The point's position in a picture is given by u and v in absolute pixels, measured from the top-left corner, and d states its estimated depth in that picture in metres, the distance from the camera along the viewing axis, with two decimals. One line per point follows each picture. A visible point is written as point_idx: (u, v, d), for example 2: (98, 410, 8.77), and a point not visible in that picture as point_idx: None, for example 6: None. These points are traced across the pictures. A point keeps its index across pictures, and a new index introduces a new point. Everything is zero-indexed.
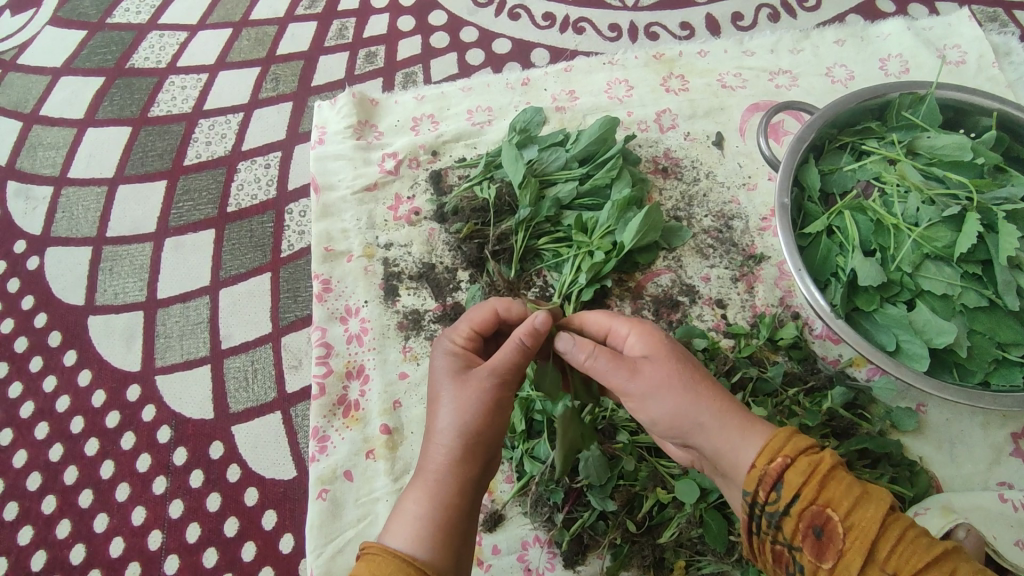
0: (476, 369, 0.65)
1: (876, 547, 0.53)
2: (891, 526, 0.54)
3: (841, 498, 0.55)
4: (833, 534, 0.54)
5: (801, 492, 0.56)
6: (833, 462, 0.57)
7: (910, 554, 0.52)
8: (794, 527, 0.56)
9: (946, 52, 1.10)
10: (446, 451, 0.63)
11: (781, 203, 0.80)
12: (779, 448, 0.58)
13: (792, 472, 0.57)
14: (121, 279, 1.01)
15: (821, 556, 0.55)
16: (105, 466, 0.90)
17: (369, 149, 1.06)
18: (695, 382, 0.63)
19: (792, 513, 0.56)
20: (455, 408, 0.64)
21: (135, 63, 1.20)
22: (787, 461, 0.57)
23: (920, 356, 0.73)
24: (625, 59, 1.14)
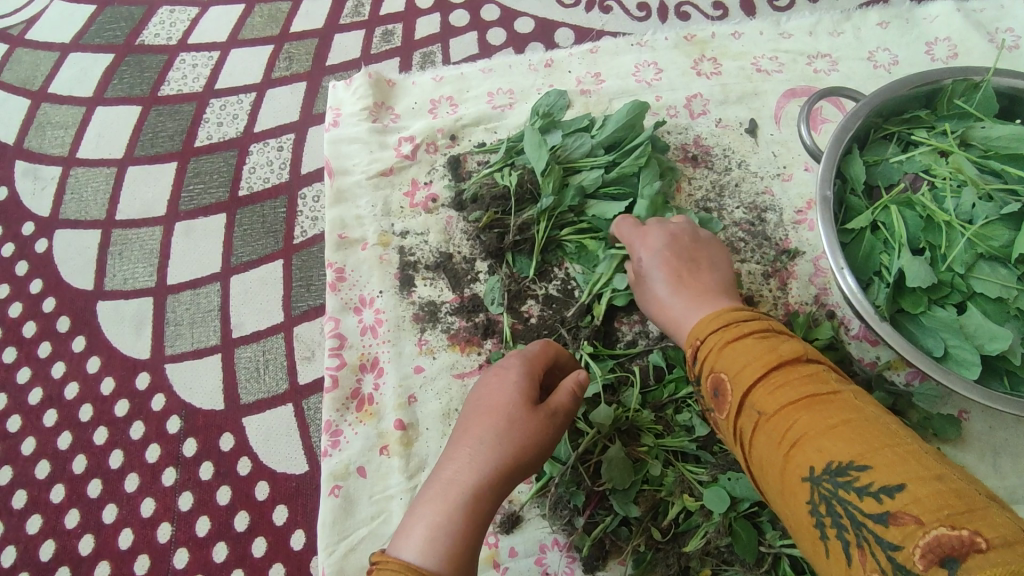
0: (554, 413, 0.65)
1: (752, 394, 0.58)
2: (770, 378, 0.57)
3: (732, 360, 0.61)
4: (724, 391, 0.61)
5: (706, 359, 0.64)
6: (732, 335, 0.62)
7: (780, 398, 0.56)
8: (707, 391, 0.64)
9: (999, 36, 1.03)
10: (502, 484, 0.61)
11: (823, 196, 0.75)
12: (699, 333, 0.67)
13: (703, 348, 0.65)
14: (131, 264, 0.99)
15: (721, 408, 0.62)
16: (114, 455, 0.88)
17: (385, 132, 1.02)
18: (679, 289, 0.75)
19: (703, 380, 0.64)
20: (521, 442, 0.62)
21: (145, 39, 1.16)
22: (698, 342, 0.66)
23: (970, 363, 0.68)
24: (654, 40, 1.08)
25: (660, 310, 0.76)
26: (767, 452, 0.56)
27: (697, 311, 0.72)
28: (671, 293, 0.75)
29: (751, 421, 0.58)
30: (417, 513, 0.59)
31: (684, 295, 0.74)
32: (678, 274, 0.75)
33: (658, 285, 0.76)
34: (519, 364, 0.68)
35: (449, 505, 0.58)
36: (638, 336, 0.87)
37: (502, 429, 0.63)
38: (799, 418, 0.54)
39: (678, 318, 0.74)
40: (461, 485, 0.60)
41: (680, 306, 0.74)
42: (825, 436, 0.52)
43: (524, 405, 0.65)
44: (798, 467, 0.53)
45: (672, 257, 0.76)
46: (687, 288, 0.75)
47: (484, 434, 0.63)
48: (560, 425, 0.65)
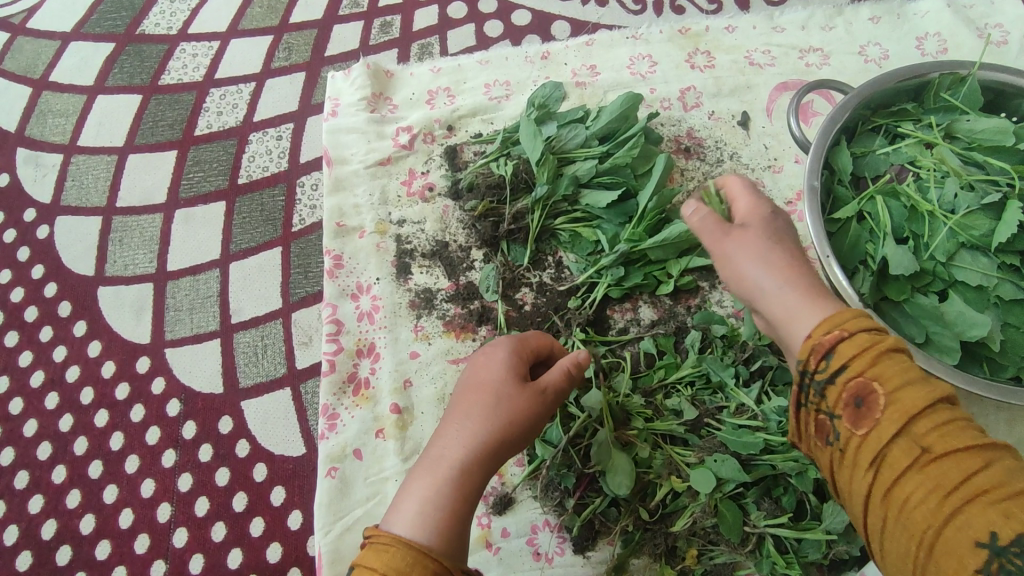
0: (544, 389, 0.66)
1: (915, 424, 0.50)
2: (936, 414, 0.50)
3: (894, 371, 0.51)
4: (873, 405, 0.51)
5: (853, 359, 0.52)
6: (889, 345, 0.53)
7: (952, 438, 0.49)
8: (837, 397, 0.53)
9: (988, 32, 1.05)
10: (490, 460, 0.63)
11: (811, 186, 0.76)
12: (839, 323, 0.54)
13: (848, 343, 0.53)
14: (131, 250, 1.00)
15: (858, 423, 0.52)
16: (115, 437, 0.89)
17: (383, 122, 1.04)
18: (789, 267, 0.60)
19: (837, 382, 0.53)
20: (507, 416, 0.64)
21: (146, 29, 1.18)
22: (841, 334, 0.54)
23: (952, 350, 0.70)
24: (649, 33, 1.10)
25: (754, 288, 0.61)
26: (918, 497, 0.49)
27: (803, 291, 0.59)
28: (759, 259, 0.61)
29: (907, 454, 0.50)
30: (408, 490, 0.61)
31: (787, 276, 0.60)
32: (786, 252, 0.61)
33: (765, 260, 0.61)
34: (507, 345, 0.70)
35: (436, 480, 0.60)
36: (630, 324, 0.89)
37: (488, 405, 0.64)
38: (976, 470, 0.48)
39: (781, 296, 0.59)
40: (447, 461, 0.61)
41: (769, 274, 0.60)
42: (1014, 500, 0.46)
43: (510, 382, 0.66)
44: (969, 529, 0.46)
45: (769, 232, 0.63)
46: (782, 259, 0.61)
47: (471, 411, 0.65)
48: (549, 401, 0.67)
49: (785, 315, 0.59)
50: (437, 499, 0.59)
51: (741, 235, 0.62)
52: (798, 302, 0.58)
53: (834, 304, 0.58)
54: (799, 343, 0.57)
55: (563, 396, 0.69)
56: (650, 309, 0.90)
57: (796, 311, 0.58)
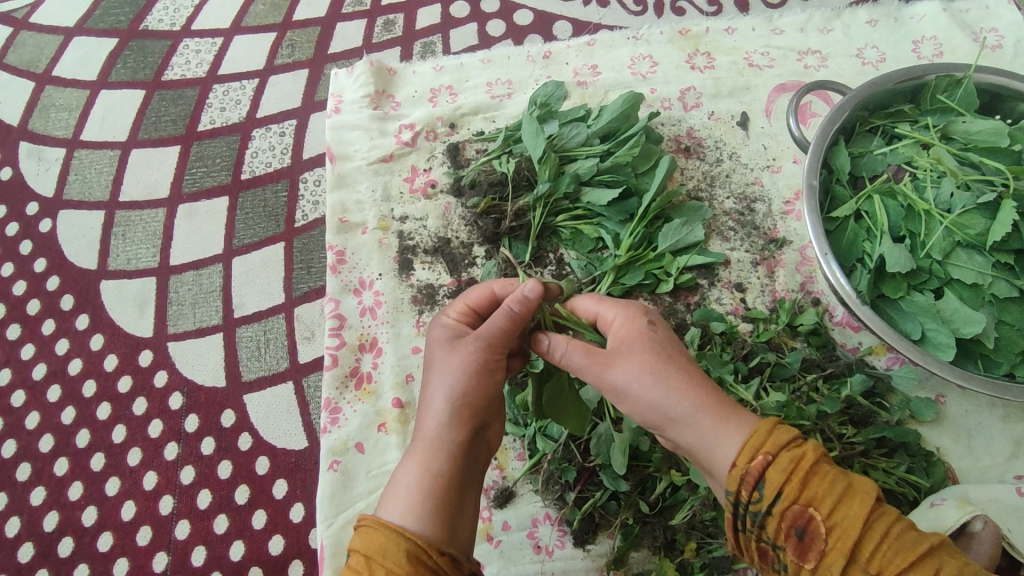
0: (477, 337, 0.63)
1: (861, 551, 0.50)
2: (875, 530, 0.50)
3: (822, 495, 0.51)
4: (815, 535, 0.51)
5: (782, 488, 0.52)
6: (802, 462, 0.53)
7: (897, 557, 0.49)
8: (774, 528, 0.53)
9: (983, 36, 1.07)
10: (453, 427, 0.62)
11: (810, 186, 0.78)
12: (760, 445, 0.54)
13: (772, 469, 0.53)
14: (134, 244, 1.00)
15: (804, 556, 0.52)
16: (117, 430, 0.90)
17: (386, 119, 1.04)
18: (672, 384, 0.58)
19: (773, 513, 0.53)
20: (453, 379, 0.63)
21: (149, 25, 1.18)
22: (766, 459, 0.53)
23: (948, 346, 0.71)
24: (650, 34, 1.11)
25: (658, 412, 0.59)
26: None
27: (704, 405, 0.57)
28: (650, 381, 0.58)
29: None
30: (395, 477, 0.62)
31: (685, 386, 0.58)
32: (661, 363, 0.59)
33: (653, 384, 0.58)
34: (443, 316, 0.70)
35: (411, 461, 0.62)
36: None
37: (437, 377, 0.64)
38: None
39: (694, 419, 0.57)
40: (419, 441, 0.63)
41: (665, 393, 0.58)
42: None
43: (450, 348, 0.65)
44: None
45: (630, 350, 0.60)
46: (651, 363, 0.59)
47: (427, 388, 0.65)
48: (492, 345, 0.63)
49: (698, 437, 0.57)
50: (415, 480, 0.60)
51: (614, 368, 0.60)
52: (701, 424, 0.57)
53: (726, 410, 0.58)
54: (725, 471, 0.56)
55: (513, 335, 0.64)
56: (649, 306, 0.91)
57: (715, 433, 0.56)
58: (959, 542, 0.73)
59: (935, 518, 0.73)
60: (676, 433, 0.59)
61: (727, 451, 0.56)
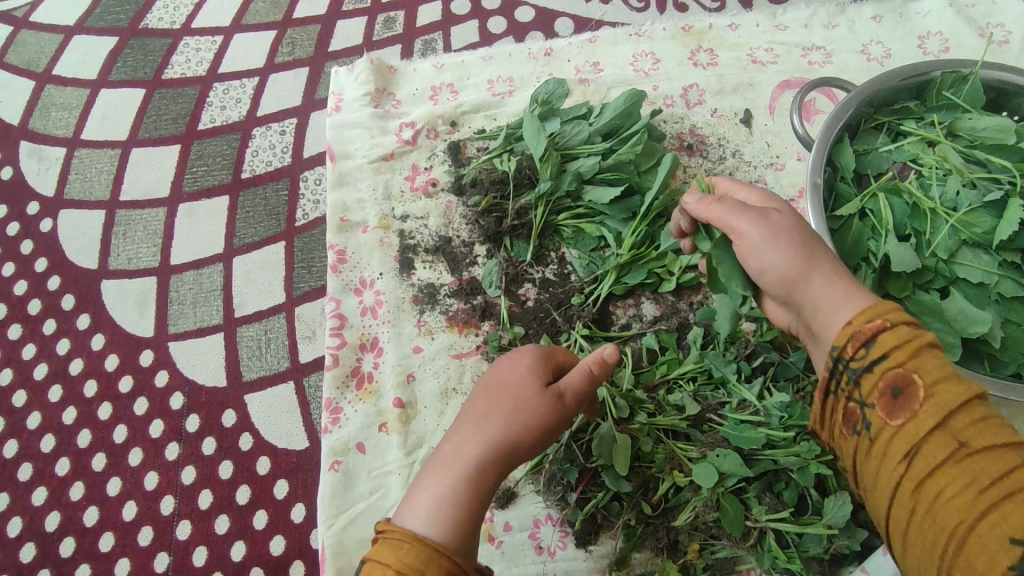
0: (564, 391, 0.65)
1: (953, 419, 0.50)
2: (972, 412, 0.50)
3: (933, 367, 0.51)
4: (911, 395, 0.51)
5: (892, 351, 0.52)
6: (920, 338, 0.52)
7: (987, 434, 0.49)
8: (871, 385, 0.53)
9: (990, 31, 1.06)
10: (505, 459, 0.62)
11: (813, 184, 0.77)
12: (880, 312, 0.54)
13: (888, 334, 0.53)
14: (134, 244, 1.00)
15: (893, 413, 0.52)
16: (118, 430, 0.90)
17: (387, 118, 1.04)
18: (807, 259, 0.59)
19: (873, 371, 0.53)
20: (525, 418, 0.63)
21: (149, 23, 1.18)
22: (881, 323, 0.53)
23: (953, 346, 0.70)
24: (652, 31, 1.10)
25: (780, 275, 0.60)
26: (955, 496, 0.48)
27: (821, 270, 0.59)
28: (786, 250, 0.59)
29: (942, 448, 0.49)
30: (425, 484, 0.61)
31: (820, 264, 0.59)
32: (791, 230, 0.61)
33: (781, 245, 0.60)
34: (533, 348, 0.70)
35: (452, 477, 0.61)
36: (632, 320, 0.90)
37: (509, 407, 0.64)
38: (1014, 469, 0.47)
39: (820, 292, 0.58)
40: (463, 457, 0.62)
41: (785, 260, 0.59)
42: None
43: (534, 385, 0.65)
44: (1010, 528, 0.46)
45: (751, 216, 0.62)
46: (776, 229, 0.60)
47: (493, 410, 0.64)
48: (570, 404, 0.65)
49: (819, 294, 0.58)
50: (453, 499, 0.60)
51: (748, 236, 0.61)
52: (823, 283, 0.58)
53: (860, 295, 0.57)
54: (834, 331, 0.56)
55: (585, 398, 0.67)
56: (652, 305, 0.91)
57: (830, 295, 0.57)
58: None
59: None
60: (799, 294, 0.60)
61: (841, 313, 0.56)
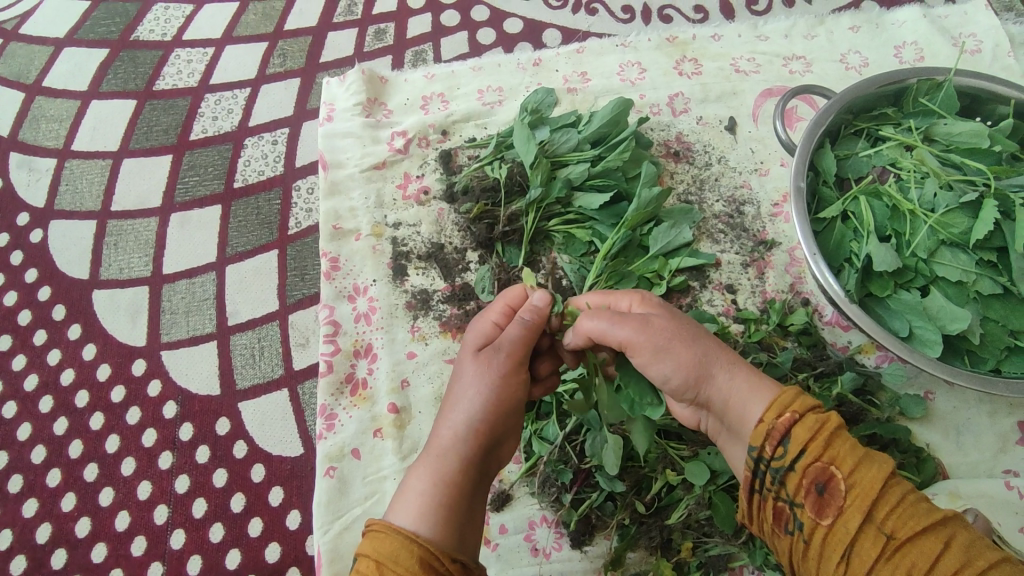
0: (502, 350, 0.67)
1: (875, 511, 0.53)
2: (889, 498, 0.54)
3: (844, 457, 0.55)
4: (835, 492, 0.55)
5: (806, 446, 0.56)
6: (827, 429, 0.56)
7: (909, 520, 0.53)
8: (796, 485, 0.56)
9: (962, 40, 1.10)
10: (467, 436, 0.64)
11: (797, 187, 0.79)
12: (788, 404, 0.57)
13: (799, 428, 0.56)
14: (126, 253, 1.00)
15: (822, 512, 0.55)
16: (110, 440, 0.89)
17: (379, 127, 1.05)
18: (695, 369, 0.61)
19: (796, 469, 0.56)
20: (472, 392, 0.65)
21: (140, 35, 1.18)
22: (794, 417, 0.57)
23: (934, 343, 0.72)
24: (638, 42, 1.13)
25: (686, 377, 0.62)
26: None
27: (695, 372, 0.61)
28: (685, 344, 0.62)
29: (873, 543, 0.53)
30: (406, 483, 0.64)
31: (717, 349, 0.63)
32: (673, 345, 0.61)
33: (670, 358, 0.61)
34: (468, 328, 0.73)
35: (422, 467, 0.64)
36: None
37: (458, 390, 0.67)
38: (940, 552, 0.52)
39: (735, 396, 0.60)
40: (429, 448, 0.65)
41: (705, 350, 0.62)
42: None
43: (473, 361, 0.68)
44: None
45: (640, 338, 0.62)
46: (651, 335, 0.62)
47: (448, 396, 0.68)
48: (508, 360, 0.66)
49: (730, 387, 0.61)
50: (430, 489, 0.62)
51: (637, 349, 0.62)
52: (729, 378, 0.61)
53: (765, 384, 0.61)
54: (750, 428, 0.59)
55: (530, 348, 0.67)
56: None
57: (745, 394, 0.60)
58: None
59: None
60: (712, 388, 0.61)
61: (753, 408, 0.59)
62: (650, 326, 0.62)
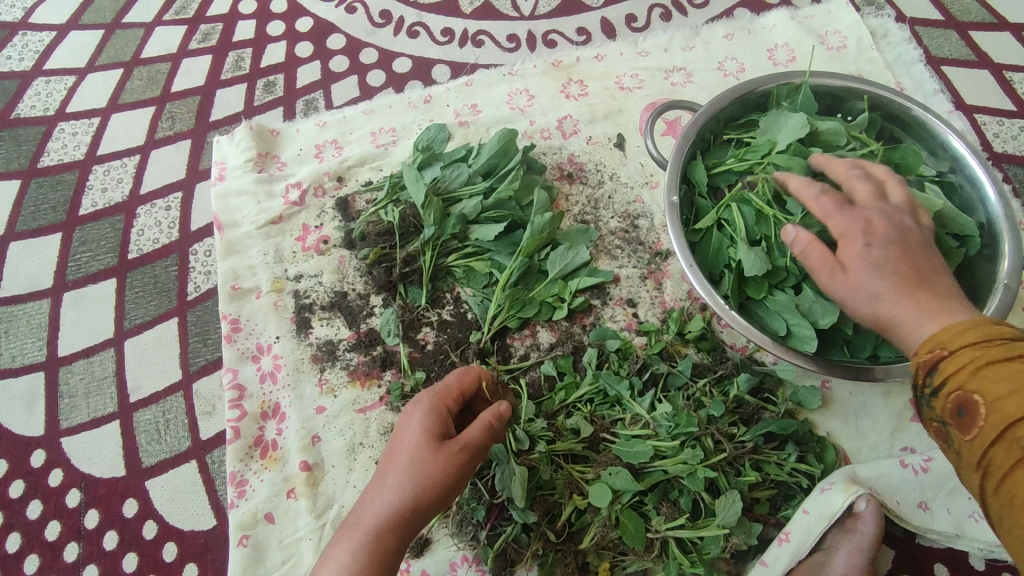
0: (461, 448, 0.65)
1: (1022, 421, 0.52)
2: None
3: (993, 383, 0.54)
4: (974, 413, 0.55)
5: (961, 358, 0.57)
6: (1007, 351, 0.54)
7: None
8: (943, 407, 0.58)
9: (828, 38, 1.16)
10: (403, 523, 0.63)
11: (670, 202, 0.81)
12: (946, 339, 0.59)
13: (954, 357, 0.57)
14: (18, 340, 0.97)
15: (964, 429, 0.56)
16: (12, 538, 0.86)
17: (271, 181, 1.05)
18: (907, 286, 0.64)
19: (941, 394, 0.58)
20: (425, 479, 0.63)
21: (21, 112, 1.16)
22: (943, 352, 0.58)
23: (809, 339, 0.76)
24: (524, 69, 1.16)
25: (875, 311, 0.65)
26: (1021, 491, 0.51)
27: (928, 311, 0.62)
28: (909, 297, 0.63)
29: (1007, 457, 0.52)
30: (330, 552, 0.63)
31: (919, 298, 0.63)
32: (922, 262, 0.66)
33: (879, 276, 0.65)
34: (427, 400, 0.69)
35: (352, 545, 0.62)
36: (530, 350, 0.93)
37: (405, 470, 0.64)
38: None
39: (901, 319, 0.63)
40: (363, 524, 0.63)
41: (903, 309, 0.63)
42: None
43: (429, 443, 0.65)
44: None
45: (838, 224, 0.68)
46: (916, 285, 0.64)
47: (391, 471, 0.65)
48: (470, 456, 0.65)
49: (902, 338, 0.64)
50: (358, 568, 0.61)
51: (851, 253, 0.67)
52: (901, 308, 0.63)
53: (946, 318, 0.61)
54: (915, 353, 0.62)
55: (487, 446, 0.68)
56: (547, 333, 0.94)
57: (917, 323, 0.62)
58: (847, 522, 0.77)
59: (824, 503, 0.76)
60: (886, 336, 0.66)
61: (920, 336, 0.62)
62: (885, 240, 0.66)
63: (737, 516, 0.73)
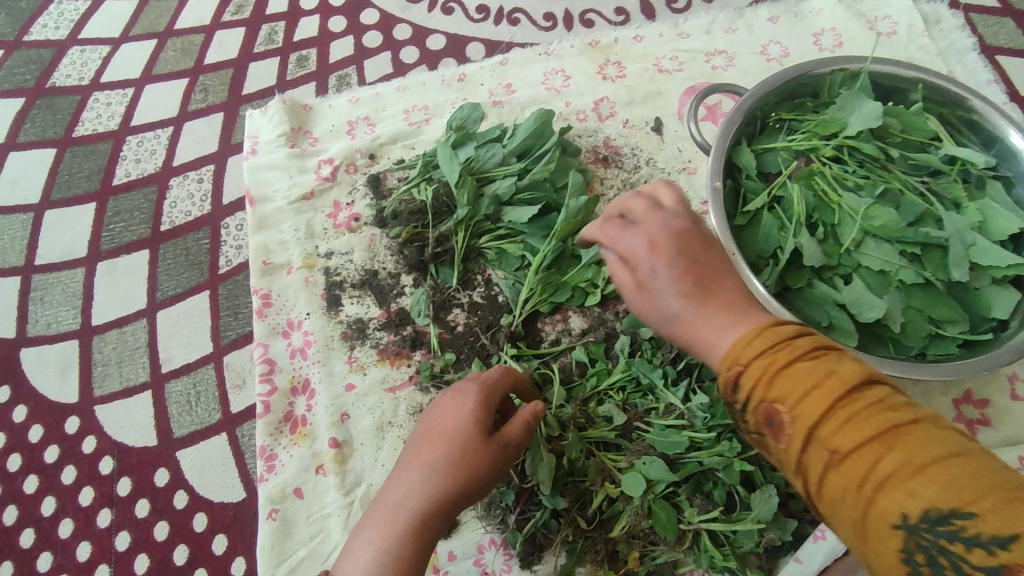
0: (508, 444, 0.66)
1: (825, 424, 0.50)
2: (841, 408, 0.50)
3: (789, 388, 0.52)
4: (781, 421, 0.52)
5: (753, 361, 0.54)
6: (794, 353, 0.53)
7: (875, 421, 0.49)
8: (754, 420, 0.54)
9: (878, 23, 1.11)
10: (443, 511, 0.63)
11: (714, 187, 0.79)
12: (735, 355, 0.56)
13: (747, 375, 0.54)
14: (53, 307, 0.98)
15: (779, 439, 0.53)
16: (47, 502, 0.88)
17: (304, 157, 1.04)
18: (690, 291, 0.61)
19: (742, 401, 0.55)
20: (472, 471, 0.64)
21: (56, 81, 1.16)
22: (739, 367, 0.55)
23: (851, 332, 0.74)
24: (561, 49, 1.13)
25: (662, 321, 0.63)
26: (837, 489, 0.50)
27: (713, 314, 0.60)
28: (696, 304, 0.61)
29: (820, 458, 0.50)
30: (366, 534, 0.62)
31: (694, 301, 0.61)
32: (715, 268, 0.64)
33: (668, 277, 0.62)
34: (475, 389, 0.69)
35: (391, 529, 0.61)
36: (561, 335, 0.92)
37: (450, 456, 0.64)
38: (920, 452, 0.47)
39: (693, 332, 0.61)
40: (403, 510, 0.62)
41: (705, 322, 0.60)
42: (921, 482, 0.46)
43: (478, 434, 0.65)
44: (886, 513, 0.47)
45: (650, 233, 0.65)
46: (707, 291, 0.62)
47: (434, 456, 0.65)
48: (513, 452, 0.67)
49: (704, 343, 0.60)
50: (397, 554, 0.60)
51: (643, 274, 0.64)
52: (715, 325, 0.60)
53: (743, 322, 0.59)
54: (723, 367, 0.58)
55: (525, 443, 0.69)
56: (579, 318, 0.92)
57: (713, 330, 0.59)
58: None
59: None
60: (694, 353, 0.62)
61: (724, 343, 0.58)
62: (676, 250, 0.64)
63: (773, 511, 0.71)
